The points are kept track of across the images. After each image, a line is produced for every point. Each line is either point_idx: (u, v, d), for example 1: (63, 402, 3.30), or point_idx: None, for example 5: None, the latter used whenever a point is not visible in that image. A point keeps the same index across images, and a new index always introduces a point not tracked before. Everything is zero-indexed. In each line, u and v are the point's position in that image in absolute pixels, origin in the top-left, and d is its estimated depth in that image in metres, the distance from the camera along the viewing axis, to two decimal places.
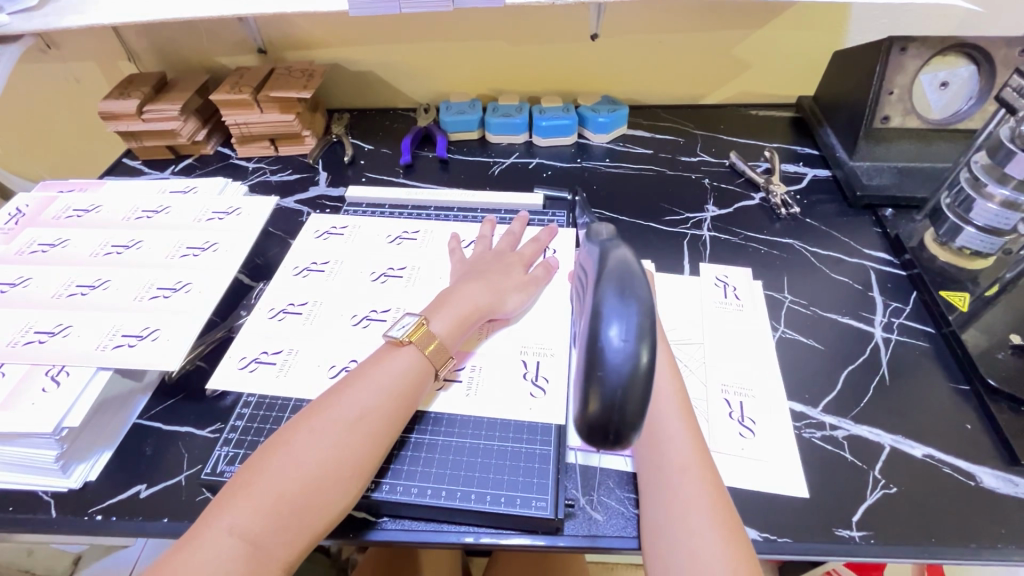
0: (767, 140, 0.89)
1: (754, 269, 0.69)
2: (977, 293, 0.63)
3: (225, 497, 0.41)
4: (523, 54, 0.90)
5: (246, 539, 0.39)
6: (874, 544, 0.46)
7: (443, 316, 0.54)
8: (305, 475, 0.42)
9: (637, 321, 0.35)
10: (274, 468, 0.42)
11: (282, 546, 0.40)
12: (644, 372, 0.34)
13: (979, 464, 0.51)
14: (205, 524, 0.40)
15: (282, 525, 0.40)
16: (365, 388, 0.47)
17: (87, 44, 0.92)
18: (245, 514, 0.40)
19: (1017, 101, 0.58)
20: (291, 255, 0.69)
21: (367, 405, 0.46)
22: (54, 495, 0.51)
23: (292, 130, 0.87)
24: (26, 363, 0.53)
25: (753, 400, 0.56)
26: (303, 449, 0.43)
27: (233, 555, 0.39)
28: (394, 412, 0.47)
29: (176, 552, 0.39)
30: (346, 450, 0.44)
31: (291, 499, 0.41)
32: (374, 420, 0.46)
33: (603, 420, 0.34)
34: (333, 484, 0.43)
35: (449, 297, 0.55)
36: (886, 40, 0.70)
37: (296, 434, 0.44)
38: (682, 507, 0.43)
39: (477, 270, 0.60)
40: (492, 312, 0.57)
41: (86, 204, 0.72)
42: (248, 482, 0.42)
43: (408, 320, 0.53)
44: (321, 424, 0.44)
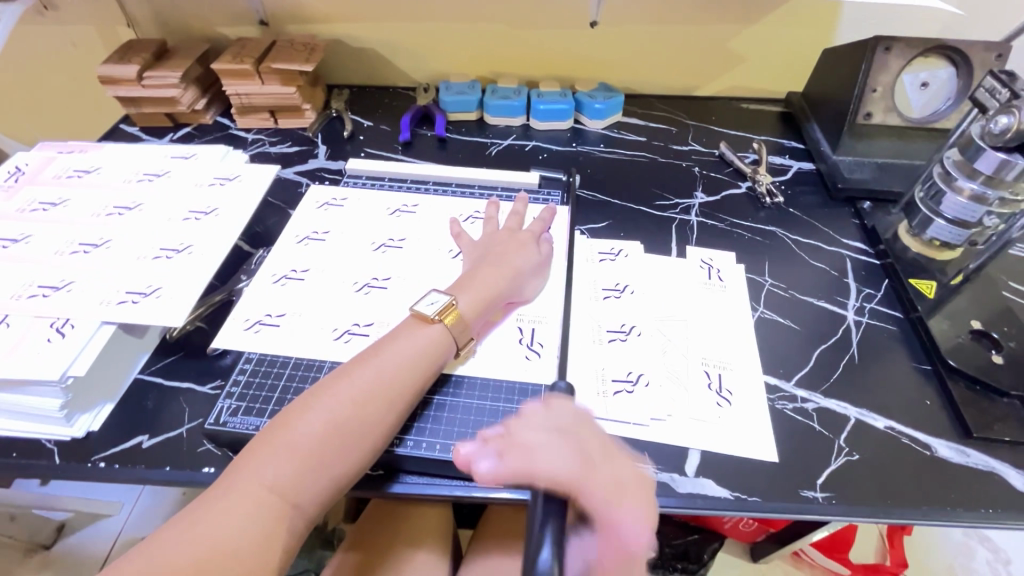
0: (756, 132, 0.92)
1: (738, 253, 0.72)
2: (943, 282, 0.67)
3: (261, 453, 0.44)
4: (523, 39, 0.92)
5: (280, 493, 0.42)
6: (835, 504, 0.50)
7: (468, 293, 0.57)
8: (338, 439, 0.45)
9: None
10: (307, 427, 0.45)
11: (311, 502, 0.44)
12: None
13: (934, 436, 0.55)
14: (237, 477, 0.42)
15: (315, 482, 0.44)
16: (395, 360, 0.50)
17: (86, 8, 0.91)
18: (283, 473, 0.43)
19: (988, 100, 0.62)
20: (291, 224, 0.71)
21: (395, 375, 0.49)
22: (57, 443, 0.53)
23: (292, 103, 0.88)
24: (31, 315, 0.54)
25: (731, 372, 0.59)
26: (336, 413, 0.46)
27: (268, 508, 0.42)
28: (417, 382, 0.50)
29: (208, 500, 0.42)
30: (376, 417, 0.47)
31: (326, 461, 0.44)
32: (402, 389, 0.49)
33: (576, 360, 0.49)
34: (362, 449, 0.46)
35: (472, 277, 0.58)
36: (873, 39, 0.73)
37: (328, 399, 0.46)
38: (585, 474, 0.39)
39: (494, 248, 0.63)
40: (510, 292, 0.60)
41: (87, 165, 0.72)
42: (284, 440, 0.44)
43: (437, 297, 0.55)
44: (354, 390, 0.47)
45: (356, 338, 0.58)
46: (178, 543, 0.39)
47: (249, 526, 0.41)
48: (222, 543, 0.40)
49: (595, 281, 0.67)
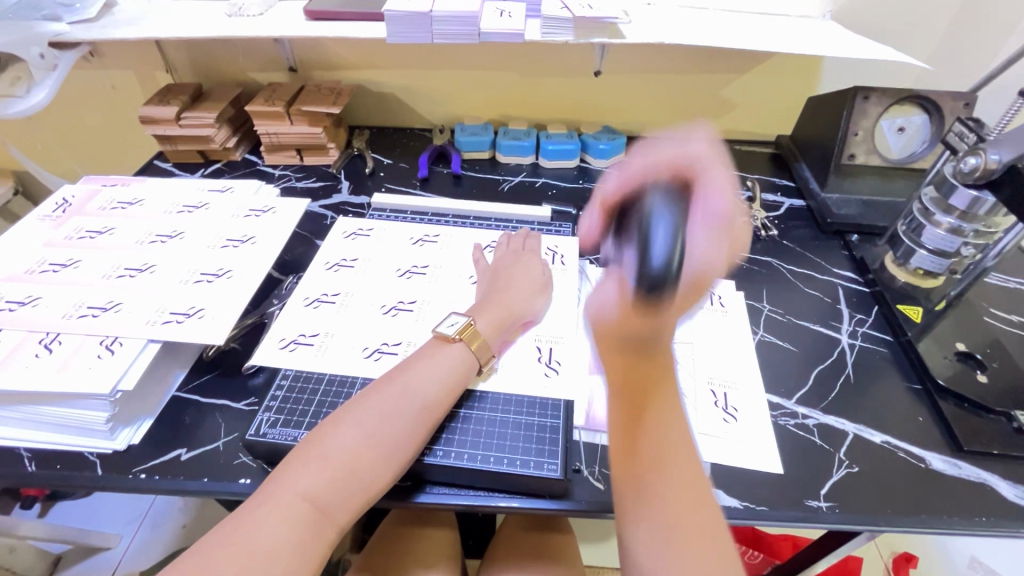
0: (750, 171, 0.99)
1: (737, 282, 0.78)
2: (928, 307, 0.72)
3: (296, 464, 0.47)
4: (533, 85, 1.00)
5: (312, 502, 0.45)
6: (838, 513, 0.53)
7: (485, 316, 0.61)
8: (366, 452, 0.48)
9: (674, 222, 0.56)
10: (340, 441, 0.48)
11: (342, 510, 0.46)
12: (676, 267, 0.55)
13: (928, 450, 0.59)
14: (276, 487, 0.46)
15: (345, 493, 0.47)
16: (420, 378, 0.54)
17: (130, 55, 0.99)
18: (314, 483, 0.46)
19: (958, 143, 0.68)
20: (321, 252, 0.76)
21: (421, 392, 0.53)
22: (99, 456, 0.56)
23: (319, 142, 0.95)
24: (81, 334, 0.58)
25: (735, 391, 0.63)
26: (365, 427, 0.49)
27: (303, 517, 0.44)
28: (440, 400, 0.54)
29: (246, 511, 0.44)
30: (403, 431, 0.50)
31: (354, 472, 0.47)
32: (427, 405, 0.52)
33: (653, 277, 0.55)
34: (390, 461, 0.49)
35: (488, 302, 0.63)
36: (852, 89, 0.81)
37: (356, 415, 0.50)
38: (669, 493, 0.46)
39: (503, 274, 0.67)
40: (524, 314, 0.64)
41: (129, 198, 0.77)
42: (318, 453, 0.47)
43: (457, 319, 0.60)
44: (382, 405, 0.51)
45: (385, 356, 0.61)
46: (218, 549, 0.42)
47: (284, 531, 0.43)
48: (260, 550, 0.42)
49: None
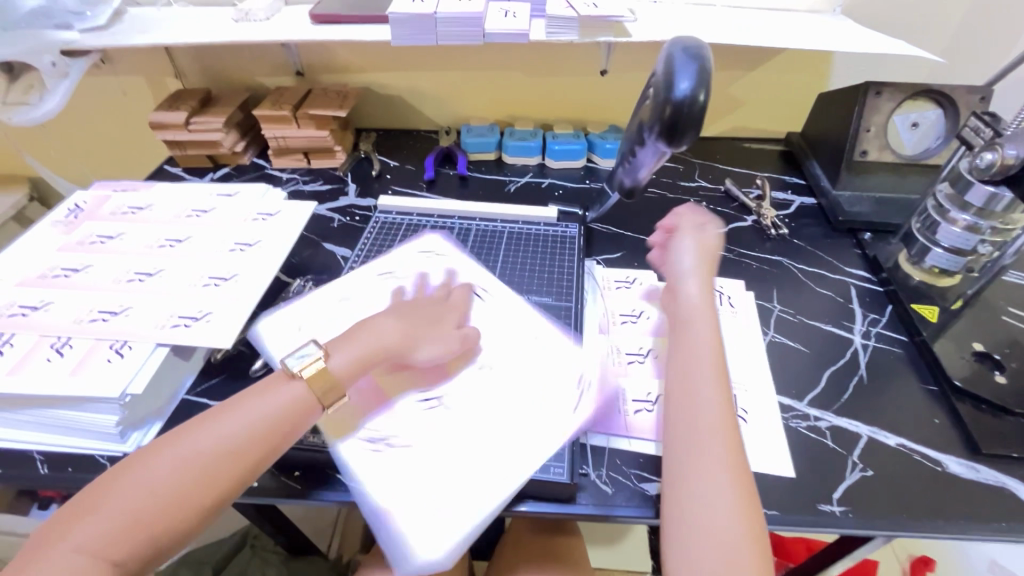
0: (759, 170, 0.98)
1: (747, 281, 0.76)
2: (944, 307, 0.71)
3: (79, 511, 0.41)
4: (539, 86, 1.00)
5: (89, 557, 0.40)
6: (852, 517, 0.52)
7: (345, 352, 0.53)
8: (167, 495, 0.42)
9: (695, 75, 0.51)
10: (136, 485, 0.42)
11: (128, 565, 0.41)
12: (700, 105, 0.52)
13: (946, 453, 0.57)
14: (58, 540, 0.40)
15: (133, 544, 0.41)
16: (244, 416, 0.47)
17: (140, 61, 1.00)
18: (97, 534, 0.40)
19: (974, 137, 0.67)
20: (343, 282, 0.71)
21: (239, 431, 0.46)
22: (110, 458, 0.56)
23: (326, 145, 0.95)
24: (92, 338, 0.59)
25: (746, 393, 0.62)
26: (169, 470, 0.43)
27: (73, 571, 0.39)
28: (265, 439, 0.47)
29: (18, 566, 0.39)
30: (209, 477, 0.44)
31: (149, 520, 0.42)
32: (246, 445, 0.46)
33: (672, 119, 0.53)
34: (174, 515, 0.42)
35: (358, 334, 0.55)
36: (864, 84, 0.80)
37: (165, 455, 0.44)
38: (699, 450, 0.47)
39: (403, 310, 0.59)
40: (394, 355, 0.55)
41: (140, 203, 0.78)
42: (106, 498, 0.42)
43: (310, 349, 0.52)
44: (192, 444, 0.45)
45: None
46: None
47: None
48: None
49: (610, 307, 0.71)
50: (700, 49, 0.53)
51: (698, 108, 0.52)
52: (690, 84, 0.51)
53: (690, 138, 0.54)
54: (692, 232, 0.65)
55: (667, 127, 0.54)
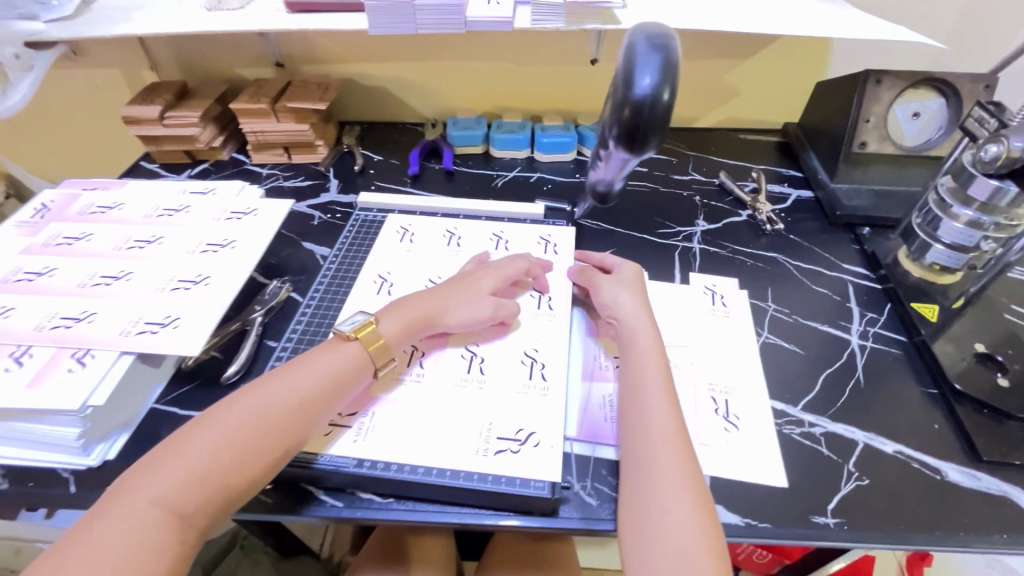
0: (755, 162, 0.94)
1: (741, 279, 0.74)
2: (945, 305, 0.68)
3: (151, 467, 0.43)
4: (527, 76, 0.96)
5: (164, 506, 0.41)
6: (847, 530, 0.50)
7: (395, 318, 0.58)
8: (236, 448, 0.45)
9: (659, 72, 0.49)
10: (205, 440, 0.45)
11: (200, 517, 0.43)
12: (664, 103, 0.50)
13: (945, 460, 0.55)
14: (128, 492, 0.42)
15: (204, 496, 0.43)
16: (307, 374, 0.51)
17: (113, 53, 0.96)
18: (169, 486, 0.42)
19: (978, 129, 0.64)
20: (344, 314, 0.66)
21: (302, 388, 0.50)
22: (73, 472, 0.54)
23: (307, 139, 0.92)
24: (52, 346, 0.56)
25: (737, 398, 0.59)
26: (235, 426, 0.46)
27: (150, 521, 0.41)
28: (325, 396, 0.51)
29: (89, 520, 0.40)
30: (273, 433, 0.47)
31: (219, 471, 0.44)
32: (309, 402, 0.49)
33: (633, 119, 0.51)
34: (240, 471, 0.45)
35: (405, 302, 0.60)
36: (863, 73, 0.76)
37: (231, 412, 0.47)
38: (656, 462, 0.49)
39: (449, 280, 0.64)
40: (441, 320, 0.60)
41: (109, 201, 0.75)
42: (176, 453, 0.44)
43: (359, 317, 0.57)
44: (261, 401, 0.48)
45: None
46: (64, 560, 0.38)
47: (130, 540, 0.40)
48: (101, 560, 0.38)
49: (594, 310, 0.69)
50: (666, 40, 0.50)
51: (660, 105, 0.50)
52: (653, 81, 0.49)
53: (654, 137, 0.52)
54: (629, 269, 0.67)
55: (628, 125, 0.51)
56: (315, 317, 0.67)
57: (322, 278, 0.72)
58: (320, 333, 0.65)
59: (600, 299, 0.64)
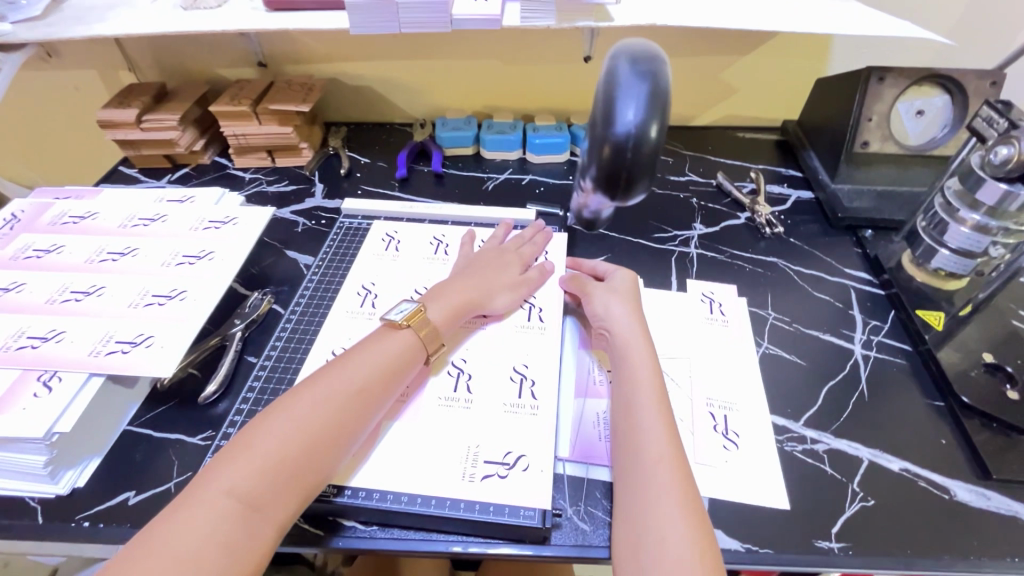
0: (754, 161, 0.92)
1: (739, 286, 0.71)
2: (952, 312, 0.66)
3: (223, 459, 0.43)
4: (519, 74, 0.93)
5: (238, 497, 0.41)
6: (852, 555, 0.47)
7: (439, 304, 0.58)
8: (304, 437, 0.44)
9: (645, 106, 0.45)
10: (273, 431, 0.44)
11: (278, 509, 0.42)
12: (651, 140, 0.46)
13: (953, 478, 0.53)
14: (202, 484, 0.41)
15: (278, 487, 0.42)
16: (365, 362, 0.51)
17: (88, 53, 0.93)
18: (243, 476, 0.41)
19: (986, 130, 0.61)
20: (322, 336, 0.63)
21: (362, 375, 0.50)
22: (42, 501, 0.51)
23: (290, 142, 0.89)
24: (18, 368, 0.53)
25: (737, 414, 0.57)
26: (302, 414, 0.45)
27: (228, 514, 0.40)
28: (385, 383, 0.50)
29: (165, 517, 0.40)
30: (339, 421, 0.46)
31: (290, 462, 0.43)
32: (370, 388, 0.49)
33: (617, 159, 0.47)
34: (314, 460, 0.44)
35: (445, 289, 0.60)
36: (866, 70, 0.73)
37: (295, 401, 0.46)
38: (651, 482, 0.46)
39: (475, 265, 0.65)
40: (484, 305, 0.61)
41: (82, 211, 0.72)
42: (245, 444, 0.43)
43: (405, 305, 0.57)
44: (323, 391, 0.47)
45: None
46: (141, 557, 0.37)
47: (206, 535, 0.39)
48: (185, 557, 0.37)
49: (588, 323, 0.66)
50: (653, 63, 0.46)
51: (647, 142, 0.46)
52: (639, 118, 0.45)
53: (639, 176, 0.48)
54: (624, 275, 0.65)
55: (610, 166, 0.48)
56: (296, 332, 0.64)
57: (304, 290, 0.69)
58: (300, 349, 0.62)
59: (591, 308, 0.62)
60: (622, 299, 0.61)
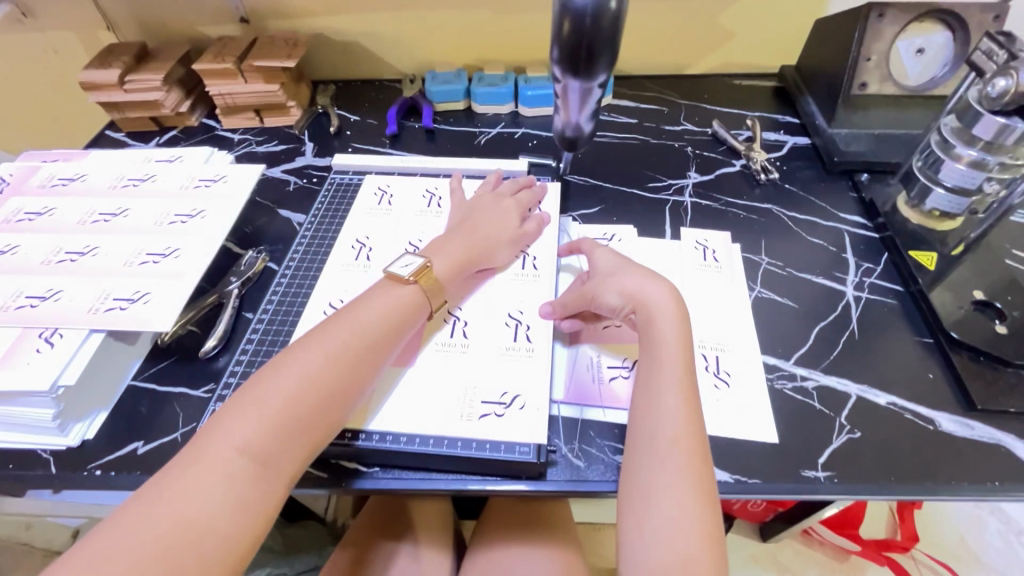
0: (750, 109, 0.90)
1: (733, 233, 0.71)
2: (944, 253, 0.66)
3: (231, 415, 0.43)
4: (508, 23, 0.90)
5: (249, 454, 0.41)
6: (837, 483, 0.49)
7: (443, 257, 0.58)
8: (312, 393, 0.45)
9: None
10: (279, 388, 0.44)
11: (288, 464, 0.43)
12: (611, 12, 0.46)
13: (938, 410, 0.54)
14: (210, 440, 0.42)
15: (288, 442, 0.43)
16: (368, 317, 0.51)
17: (64, 13, 0.90)
18: (252, 434, 0.42)
19: (986, 63, 0.60)
20: (318, 290, 0.63)
21: (366, 330, 0.50)
22: (54, 453, 0.53)
23: (277, 100, 0.87)
24: (19, 327, 0.54)
25: (728, 354, 0.58)
26: (307, 370, 0.46)
27: (238, 470, 0.41)
28: (388, 338, 0.51)
29: (176, 472, 0.40)
30: (345, 377, 0.47)
31: (299, 417, 0.44)
32: (375, 344, 0.50)
33: (576, 36, 0.47)
34: (323, 416, 0.45)
35: (447, 242, 0.60)
36: (866, 6, 0.71)
37: (300, 357, 0.46)
38: (668, 467, 0.45)
39: (473, 216, 0.64)
40: (490, 258, 0.61)
41: (70, 173, 0.72)
42: (253, 399, 0.44)
43: (412, 260, 0.57)
44: (327, 347, 0.47)
45: None
46: (152, 518, 0.38)
47: (220, 491, 0.40)
48: (200, 512, 0.39)
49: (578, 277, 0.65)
50: None
51: (606, 14, 0.45)
52: None
53: (600, 51, 0.48)
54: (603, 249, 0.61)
55: (569, 45, 0.48)
56: (291, 287, 0.64)
57: (298, 245, 0.69)
58: (296, 303, 0.63)
59: (607, 302, 0.56)
60: (633, 274, 0.56)
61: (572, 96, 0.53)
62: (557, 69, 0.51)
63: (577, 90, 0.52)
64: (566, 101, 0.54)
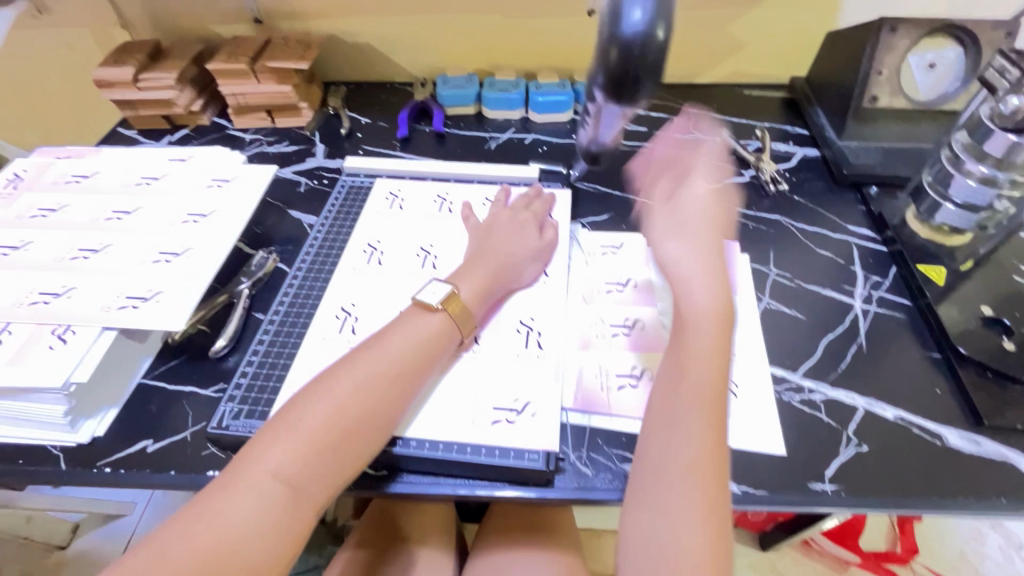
0: (760, 119, 0.90)
1: (742, 244, 0.71)
2: (953, 267, 0.66)
3: (264, 441, 0.43)
4: (520, 29, 0.91)
5: (278, 482, 0.41)
6: (844, 497, 0.49)
7: (469, 281, 0.58)
8: (339, 422, 0.44)
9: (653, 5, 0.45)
10: (312, 414, 0.44)
11: (317, 492, 0.43)
12: (659, 43, 0.46)
13: (945, 425, 0.54)
14: (244, 465, 0.42)
15: (317, 470, 0.43)
16: (397, 344, 0.50)
17: (80, 10, 0.91)
18: (282, 462, 0.42)
19: (998, 81, 0.61)
20: (327, 293, 0.63)
21: (394, 358, 0.49)
22: (63, 449, 0.53)
23: (290, 101, 0.88)
24: (32, 323, 0.54)
25: (737, 365, 0.58)
26: (337, 398, 0.45)
27: (270, 500, 0.41)
28: (416, 367, 0.50)
29: (213, 495, 0.41)
30: (373, 406, 0.46)
31: (327, 447, 0.43)
32: (403, 372, 0.49)
33: (623, 65, 0.47)
34: (350, 445, 0.44)
35: (472, 267, 0.59)
36: (878, 20, 0.72)
37: (329, 384, 0.46)
38: (681, 488, 0.45)
39: (491, 237, 0.64)
40: (512, 282, 0.61)
41: (85, 170, 0.72)
42: (285, 426, 0.44)
43: (439, 285, 0.55)
44: (360, 372, 0.47)
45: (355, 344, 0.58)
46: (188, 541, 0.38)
47: (251, 518, 0.40)
48: (231, 538, 0.39)
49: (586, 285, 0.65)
50: None
51: (654, 45, 0.46)
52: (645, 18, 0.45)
53: (645, 79, 0.47)
54: None
55: (614, 73, 0.47)
56: (302, 289, 0.65)
57: (309, 247, 0.69)
58: (306, 305, 0.63)
59: None
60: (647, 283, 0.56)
61: (605, 118, 0.53)
62: (598, 95, 0.50)
63: (615, 113, 0.51)
64: (597, 121, 0.54)
